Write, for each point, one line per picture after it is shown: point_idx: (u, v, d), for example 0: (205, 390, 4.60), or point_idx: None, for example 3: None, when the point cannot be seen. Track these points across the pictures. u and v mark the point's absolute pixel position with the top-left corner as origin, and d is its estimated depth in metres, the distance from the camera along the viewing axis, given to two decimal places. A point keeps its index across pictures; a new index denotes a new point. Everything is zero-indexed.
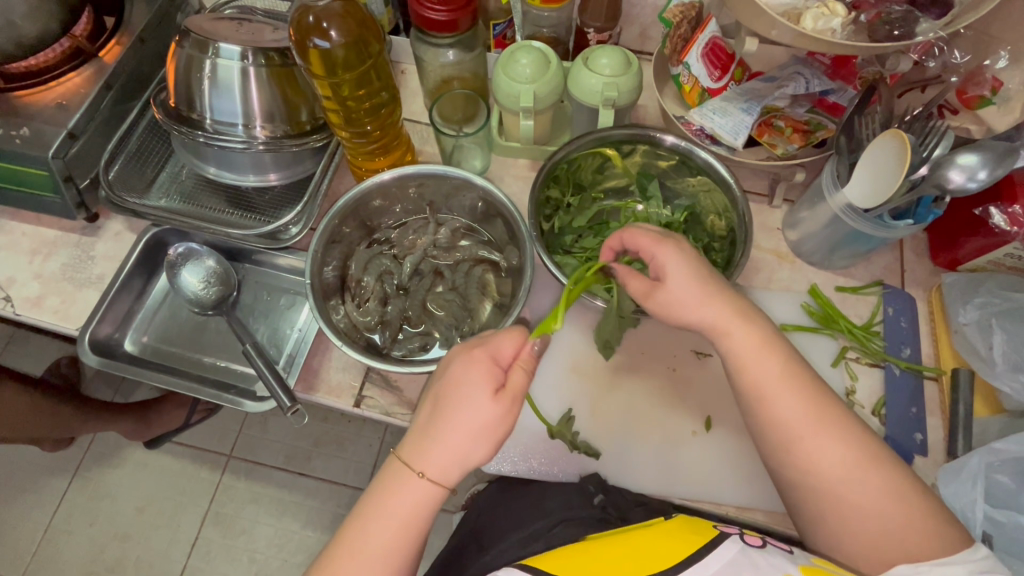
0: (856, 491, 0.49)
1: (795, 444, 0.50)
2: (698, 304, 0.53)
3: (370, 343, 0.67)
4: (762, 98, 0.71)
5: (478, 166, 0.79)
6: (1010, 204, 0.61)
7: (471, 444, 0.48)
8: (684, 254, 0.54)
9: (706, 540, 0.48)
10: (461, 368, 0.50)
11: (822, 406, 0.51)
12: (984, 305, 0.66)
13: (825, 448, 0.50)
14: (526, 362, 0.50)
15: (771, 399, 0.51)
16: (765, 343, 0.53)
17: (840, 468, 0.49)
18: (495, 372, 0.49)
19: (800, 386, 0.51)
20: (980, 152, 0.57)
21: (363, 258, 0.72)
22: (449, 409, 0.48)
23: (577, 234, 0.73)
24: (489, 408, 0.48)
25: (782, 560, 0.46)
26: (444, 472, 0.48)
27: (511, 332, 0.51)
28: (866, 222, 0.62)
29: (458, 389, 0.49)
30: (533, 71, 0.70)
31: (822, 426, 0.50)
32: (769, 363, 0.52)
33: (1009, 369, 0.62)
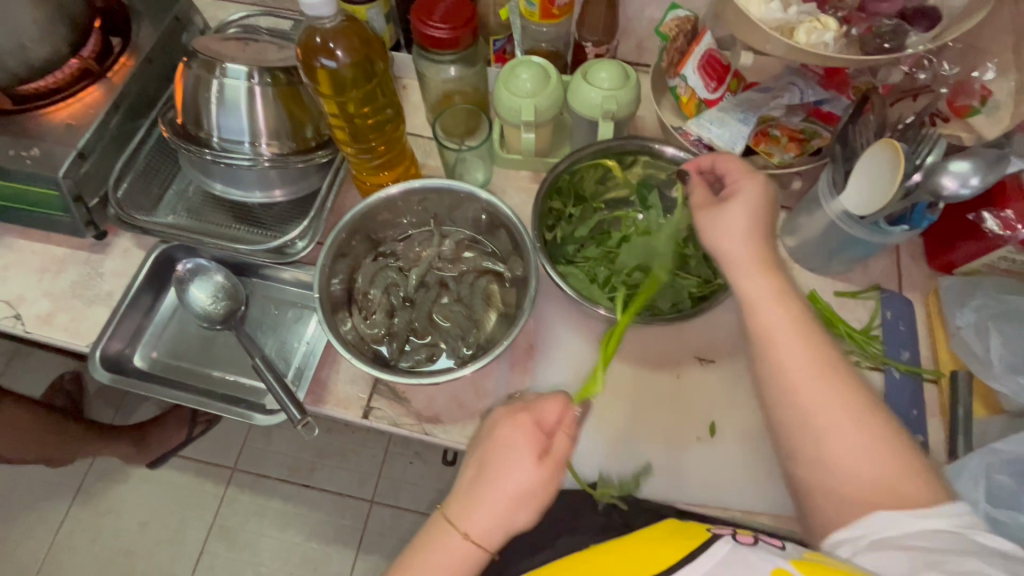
0: (848, 445, 0.47)
1: (798, 388, 0.50)
2: (733, 236, 0.55)
3: (377, 355, 0.68)
4: (757, 109, 0.72)
5: (480, 178, 0.80)
6: (1003, 209, 0.63)
7: (514, 507, 0.49)
8: (762, 196, 0.55)
9: (697, 541, 0.46)
10: (508, 431, 0.52)
11: (831, 364, 0.50)
12: (981, 307, 0.67)
13: (830, 402, 0.49)
14: (569, 427, 0.53)
15: (778, 348, 0.51)
16: (781, 293, 0.53)
17: (838, 424, 0.48)
18: (539, 437, 0.51)
19: (812, 337, 0.51)
20: (972, 159, 0.58)
21: (370, 271, 0.73)
22: (495, 470, 0.50)
23: (579, 245, 0.74)
24: (532, 471, 0.50)
25: (773, 554, 0.44)
26: (486, 534, 0.49)
27: (554, 398, 0.54)
28: (861, 229, 0.64)
29: (506, 450, 0.51)
30: (534, 86, 0.71)
31: (828, 375, 0.49)
32: (778, 314, 0.52)
33: (1007, 370, 0.63)
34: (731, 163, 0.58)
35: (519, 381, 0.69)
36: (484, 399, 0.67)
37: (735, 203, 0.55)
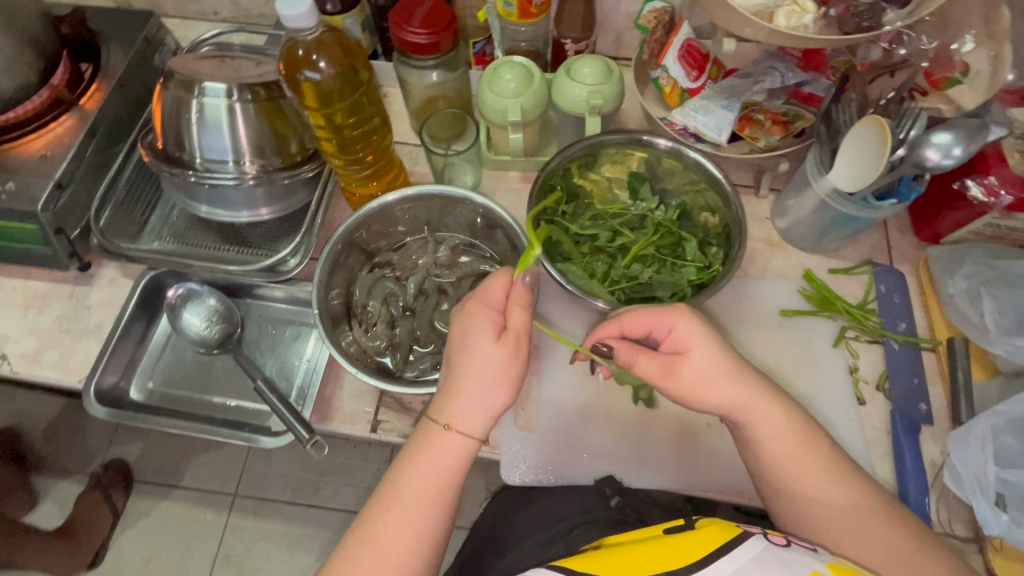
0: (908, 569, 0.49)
1: (840, 543, 0.51)
2: (727, 390, 0.53)
3: (381, 367, 0.67)
4: (740, 95, 0.74)
5: (470, 181, 0.80)
6: (986, 175, 0.64)
7: (488, 389, 0.51)
8: (702, 328, 0.54)
9: (728, 533, 0.47)
10: (465, 321, 0.54)
11: (858, 490, 0.52)
12: (971, 274, 0.68)
13: (879, 553, 0.50)
14: (518, 298, 0.54)
15: (812, 505, 0.52)
16: (800, 443, 0.53)
17: (898, 560, 0.49)
18: (494, 316, 0.53)
19: (840, 481, 0.52)
20: (953, 131, 0.60)
21: (366, 283, 0.71)
22: (461, 359, 0.52)
23: (575, 242, 0.73)
24: (498, 352, 0.52)
25: (809, 558, 0.46)
26: (468, 420, 0.52)
27: (497, 277, 0.56)
28: (851, 205, 0.64)
29: (466, 339, 0.53)
30: (518, 85, 0.71)
31: (868, 524, 0.51)
32: (803, 464, 0.53)
33: (1001, 334, 0.64)
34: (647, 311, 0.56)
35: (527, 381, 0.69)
36: None
37: (695, 351, 0.53)
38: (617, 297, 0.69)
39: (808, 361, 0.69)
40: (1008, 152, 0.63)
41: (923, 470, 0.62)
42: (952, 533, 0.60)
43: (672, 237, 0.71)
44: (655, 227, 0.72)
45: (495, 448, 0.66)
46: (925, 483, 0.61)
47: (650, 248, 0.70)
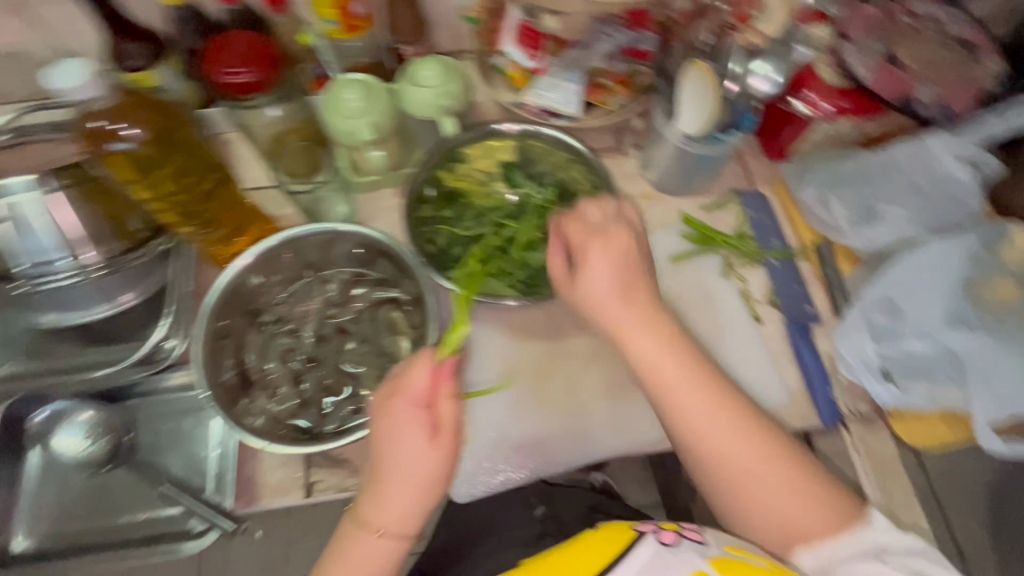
0: (761, 483, 0.54)
1: (714, 454, 0.54)
2: (611, 309, 0.56)
3: (297, 430, 0.62)
4: (581, 63, 0.74)
5: (344, 212, 0.77)
6: (803, 92, 0.70)
7: (417, 492, 0.51)
8: (605, 245, 0.57)
9: (622, 544, 0.49)
10: (388, 420, 0.51)
11: (725, 407, 0.55)
12: (819, 182, 0.73)
13: (745, 456, 0.54)
14: (446, 392, 0.52)
15: (689, 420, 0.54)
16: (682, 361, 0.56)
17: (753, 461, 0.54)
18: (422, 415, 0.51)
19: (720, 399, 0.55)
20: (768, 59, 0.66)
21: (259, 345, 0.66)
22: (390, 464, 0.51)
23: (465, 244, 0.73)
24: (427, 451, 0.51)
25: (692, 555, 0.48)
26: (398, 524, 0.51)
27: (420, 366, 0.52)
28: (704, 145, 0.69)
29: (393, 439, 0.51)
30: (361, 104, 0.68)
31: (741, 435, 0.54)
32: (672, 370, 0.55)
33: (853, 226, 0.70)
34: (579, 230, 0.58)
35: None
36: None
37: (592, 272, 0.56)
38: (516, 286, 0.70)
39: (708, 297, 0.73)
40: (818, 67, 0.69)
41: (823, 365, 0.68)
42: (859, 413, 0.67)
43: None
44: (538, 210, 0.73)
45: None
46: (826, 374, 0.68)
47: (537, 233, 0.71)
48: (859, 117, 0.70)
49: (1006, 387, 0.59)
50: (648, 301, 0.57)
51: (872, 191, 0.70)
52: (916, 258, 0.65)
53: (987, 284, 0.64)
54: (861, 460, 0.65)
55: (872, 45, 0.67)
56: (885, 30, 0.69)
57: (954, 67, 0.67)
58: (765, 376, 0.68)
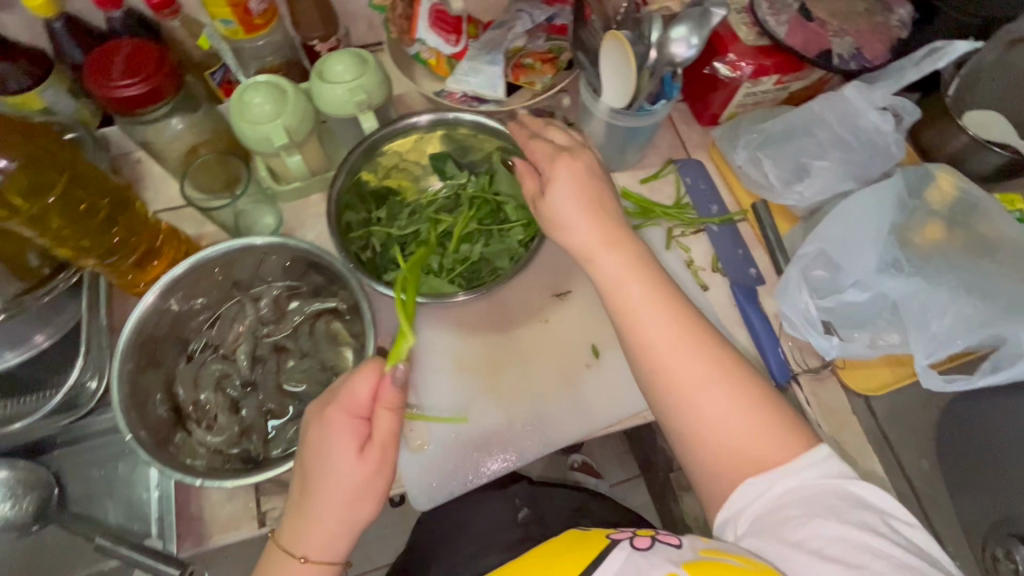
0: (708, 403, 0.50)
1: (683, 398, 0.50)
2: (578, 229, 0.54)
3: (240, 460, 0.59)
4: (501, 45, 0.72)
5: (272, 222, 0.73)
6: (725, 54, 0.69)
7: (347, 507, 0.48)
8: (576, 173, 0.55)
9: (598, 550, 0.48)
10: (320, 429, 0.48)
11: (688, 329, 0.51)
12: (748, 143, 0.73)
13: (712, 397, 0.49)
14: (388, 400, 0.49)
15: (655, 356, 0.51)
16: (649, 289, 0.52)
17: (718, 402, 0.49)
18: (357, 423, 0.48)
19: (690, 339, 0.51)
20: (686, 21, 0.62)
21: (190, 376, 0.62)
22: (319, 476, 0.48)
23: (401, 245, 0.70)
24: (354, 467, 0.48)
25: (664, 558, 0.45)
26: (322, 554, 0.48)
27: (363, 374, 0.48)
28: (631, 117, 0.68)
29: (323, 449, 0.48)
30: (273, 107, 0.64)
31: (710, 375, 0.50)
32: (636, 288, 0.52)
33: (785, 185, 0.71)
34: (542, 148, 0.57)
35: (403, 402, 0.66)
36: None
37: (558, 195, 0.55)
38: (458, 282, 0.67)
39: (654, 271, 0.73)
40: (737, 28, 0.69)
41: (769, 325, 0.69)
42: (809, 367, 0.67)
43: (490, 206, 0.70)
44: (471, 200, 0.70)
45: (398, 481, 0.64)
46: (773, 333, 0.68)
47: (472, 224, 0.69)
48: (782, 76, 0.70)
49: (941, 327, 0.62)
50: (619, 225, 0.55)
51: (796, 148, 0.71)
52: (851, 207, 0.65)
53: (914, 227, 0.67)
54: (814, 412, 0.66)
55: (785, 2, 0.67)
56: None
57: (867, 17, 0.67)
58: None
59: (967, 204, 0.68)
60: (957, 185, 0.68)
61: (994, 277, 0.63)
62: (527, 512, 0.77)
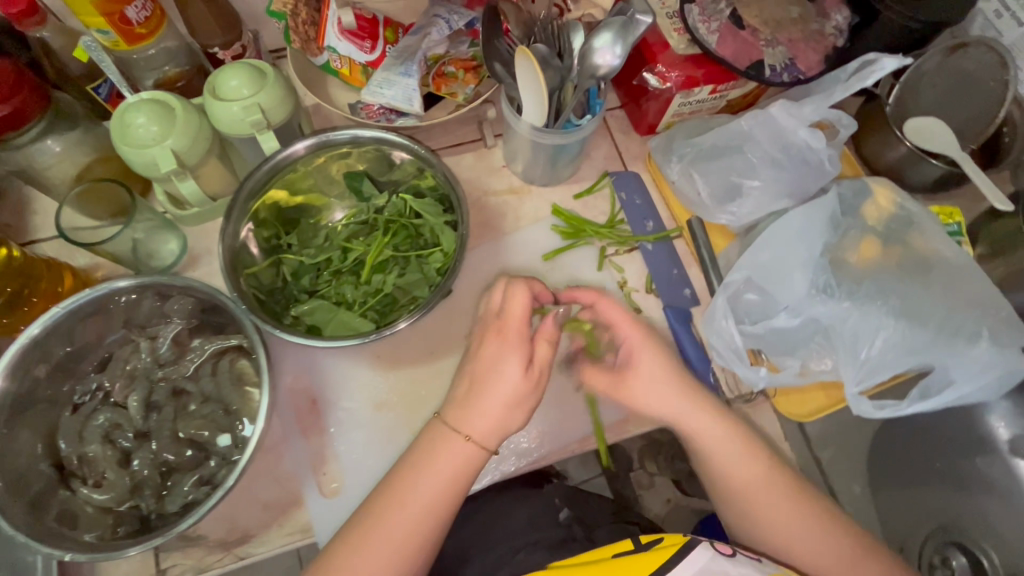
0: (790, 532, 0.56)
1: (776, 530, 0.56)
2: (656, 392, 0.58)
3: (132, 519, 0.55)
4: (416, 54, 0.67)
5: (176, 247, 0.67)
6: (655, 65, 0.65)
7: (508, 411, 0.52)
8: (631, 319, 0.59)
9: (680, 545, 0.54)
10: (501, 346, 0.52)
11: (770, 475, 0.57)
12: (682, 156, 0.70)
13: (814, 544, 0.55)
14: (549, 335, 0.54)
15: (755, 502, 0.57)
16: (742, 449, 0.57)
17: (815, 541, 0.55)
18: (526, 346, 0.52)
19: (779, 485, 0.57)
20: (608, 29, 0.59)
21: (72, 428, 0.57)
22: (489, 379, 0.52)
23: (314, 274, 0.65)
24: (520, 381, 0.52)
25: (752, 570, 0.52)
26: (488, 435, 0.52)
27: (522, 291, 0.53)
28: (556, 134, 0.62)
29: (493, 363, 0.52)
30: (160, 127, 0.58)
31: (794, 503, 0.56)
32: (699, 424, 0.58)
33: (717, 203, 0.67)
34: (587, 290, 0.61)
35: (318, 443, 0.62)
36: (288, 483, 0.60)
37: (638, 362, 0.59)
38: (373, 318, 0.62)
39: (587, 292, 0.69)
40: (667, 35, 0.64)
41: (701, 351, 0.66)
42: (741, 394, 0.66)
43: (408, 230, 0.65)
44: (388, 224, 0.66)
45: (308, 531, 0.59)
46: (705, 359, 0.66)
47: (386, 252, 0.64)
48: (716, 85, 0.66)
49: (871, 353, 0.60)
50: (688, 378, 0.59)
51: (727, 164, 0.68)
52: (777, 229, 0.63)
53: (849, 246, 0.64)
54: None
55: (715, 7, 0.63)
56: None
57: (801, 25, 0.64)
58: None
59: (903, 220, 0.65)
60: (894, 200, 0.66)
61: (926, 300, 0.61)
62: (567, 512, 0.76)
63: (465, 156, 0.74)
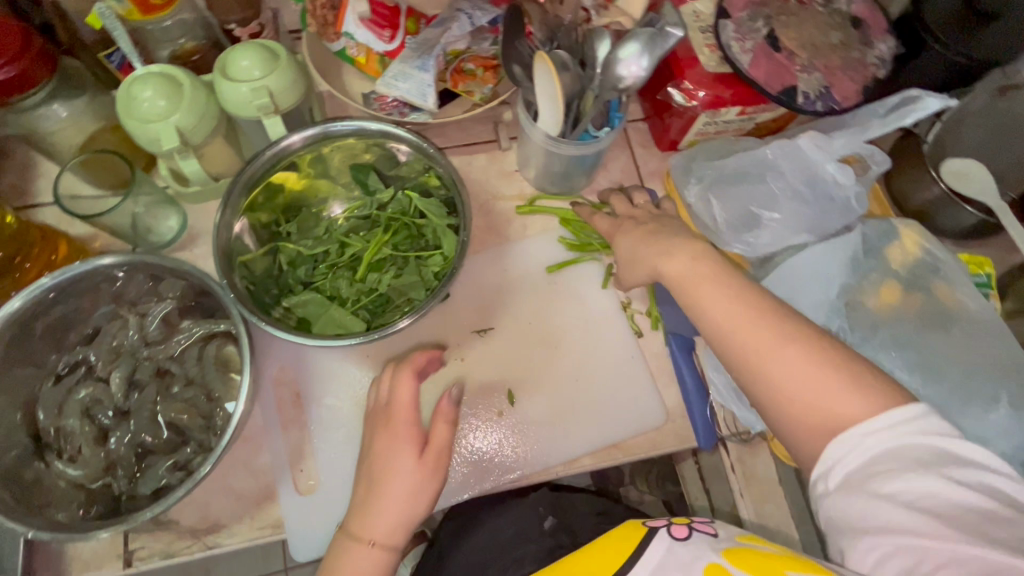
0: (766, 350, 0.44)
1: (739, 347, 0.45)
2: (637, 253, 0.56)
3: (104, 497, 0.55)
4: (434, 48, 0.64)
5: (176, 224, 0.66)
6: (682, 81, 0.62)
7: (410, 502, 0.49)
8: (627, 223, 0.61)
9: (636, 543, 0.48)
10: (392, 438, 0.51)
11: (733, 285, 0.48)
12: (701, 178, 0.66)
13: (783, 353, 0.43)
14: (446, 414, 0.51)
15: (708, 309, 0.47)
16: (692, 262, 0.50)
17: (786, 360, 0.43)
18: (414, 430, 0.51)
19: (749, 300, 0.46)
20: (636, 39, 0.56)
21: (53, 400, 0.57)
22: (383, 474, 0.50)
23: (310, 264, 0.63)
24: (412, 467, 0.50)
25: (706, 550, 0.45)
26: (394, 533, 0.49)
27: (407, 383, 0.53)
28: (569, 144, 0.59)
29: (386, 454, 0.51)
30: (165, 102, 0.56)
31: (768, 325, 0.45)
32: (677, 262, 0.51)
33: (734, 231, 0.64)
34: (602, 225, 0.64)
35: (299, 438, 0.61)
36: (263, 476, 0.59)
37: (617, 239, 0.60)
38: (364, 317, 0.61)
39: (588, 310, 0.67)
40: (698, 50, 0.62)
41: (701, 383, 0.64)
42: (738, 432, 0.63)
43: (409, 229, 0.64)
44: (389, 221, 0.64)
45: (279, 527, 0.58)
46: (703, 391, 0.63)
47: (384, 249, 0.63)
48: (743, 107, 0.63)
49: None
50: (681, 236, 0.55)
51: (748, 193, 0.64)
52: (793, 267, 0.61)
53: (867, 289, 0.61)
54: (737, 480, 0.64)
55: (752, 25, 0.60)
56: (771, 7, 0.61)
57: (842, 51, 0.60)
58: (642, 397, 0.63)
59: (928, 267, 0.62)
60: (921, 245, 0.62)
61: (943, 354, 0.58)
62: (553, 520, 0.73)
63: (478, 157, 0.72)
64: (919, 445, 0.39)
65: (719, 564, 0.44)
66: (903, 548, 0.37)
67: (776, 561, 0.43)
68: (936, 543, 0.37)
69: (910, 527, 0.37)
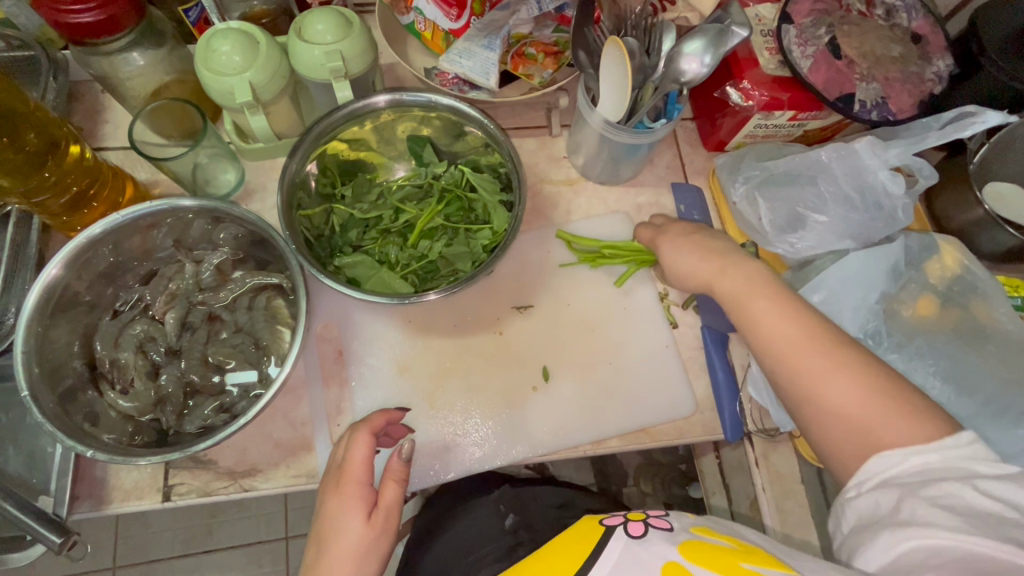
0: (804, 358, 0.47)
1: (778, 348, 0.49)
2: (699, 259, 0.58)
3: (152, 430, 0.57)
4: (501, 30, 0.66)
5: (233, 178, 0.68)
6: (740, 81, 0.63)
7: (358, 566, 0.47)
8: (678, 233, 0.62)
9: (594, 542, 0.47)
10: (337, 500, 0.49)
11: (776, 292, 0.52)
12: (748, 178, 0.68)
13: (807, 359, 0.47)
14: (397, 473, 0.50)
15: (749, 308, 0.52)
16: (720, 264, 0.56)
17: (819, 368, 0.46)
18: (363, 492, 0.49)
19: (791, 305, 0.50)
20: (702, 35, 0.57)
21: (110, 333, 0.59)
22: (330, 535, 0.48)
23: (362, 226, 0.65)
24: (359, 528, 0.47)
25: (665, 547, 0.44)
26: None
27: (359, 443, 0.50)
28: (625, 133, 0.60)
29: (333, 515, 0.48)
30: (241, 57, 0.58)
31: (804, 332, 0.48)
32: (733, 280, 0.54)
33: (777, 232, 0.65)
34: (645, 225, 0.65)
35: (337, 396, 0.63)
36: (301, 428, 0.61)
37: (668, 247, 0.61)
38: (410, 279, 0.63)
39: (626, 297, 0.68)
40: (758, 52, 0.63)
41: (733, 377, 0.65)
42: (764, 429, 0.64)
43: (461, 202, 0.66)
44: (441, 193, 0.66)
45: (312, 476, 0.59)
46: (735, 387, 0.64)
47: (436, 219, 0.65)
48: (797, 112, 0.64)
49: None
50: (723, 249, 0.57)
51: (797, 195, 0.65)
52: (835, 271, 0.62)
53: (905, 299, 0.63)
54: (760, 476, 0.65)
55: (815, 32, 0.61)
56: (834, 15, 0.63)
57: (900, 65, 0.62)
58: (673, 387, 0.65)
59: (967, 284, 0.63)
60: (962, 262, 0.63)
61: (977, 370, 0.59)
62: (513, 519, 0.77)
63: (528, 141, 0.74)
64: (960, 467, 0.41)
65: (677, 561, 0.42)
66: (927, 546, 0.39)
67: (730, 557, 0.42)
68: (958, 548, 0.38)
69: (934, 523, 0.39)
